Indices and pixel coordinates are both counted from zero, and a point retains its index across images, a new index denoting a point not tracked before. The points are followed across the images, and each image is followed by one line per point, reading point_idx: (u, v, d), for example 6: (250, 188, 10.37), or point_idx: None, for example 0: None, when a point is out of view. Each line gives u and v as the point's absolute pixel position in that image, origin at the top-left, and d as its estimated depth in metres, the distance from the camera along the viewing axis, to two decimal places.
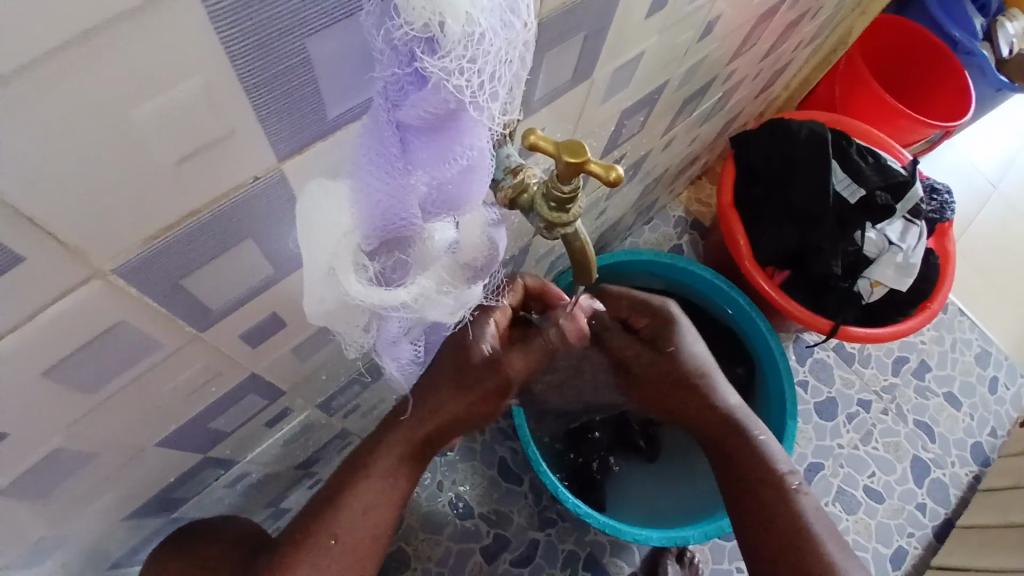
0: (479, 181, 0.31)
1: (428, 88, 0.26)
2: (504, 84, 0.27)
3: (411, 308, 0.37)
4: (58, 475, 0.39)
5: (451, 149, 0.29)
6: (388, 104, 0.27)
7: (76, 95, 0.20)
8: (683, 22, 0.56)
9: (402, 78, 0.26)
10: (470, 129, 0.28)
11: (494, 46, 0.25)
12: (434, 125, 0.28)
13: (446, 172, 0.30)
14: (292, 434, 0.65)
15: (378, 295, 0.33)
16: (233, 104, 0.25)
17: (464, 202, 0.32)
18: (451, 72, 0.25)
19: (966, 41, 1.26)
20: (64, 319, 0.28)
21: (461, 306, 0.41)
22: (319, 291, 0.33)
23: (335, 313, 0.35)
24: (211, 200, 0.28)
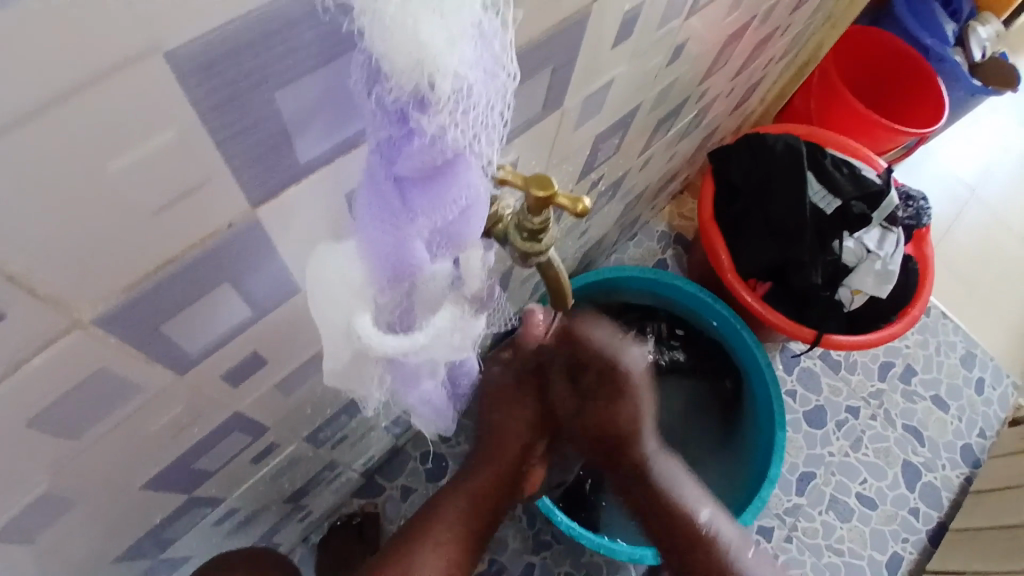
0: (477, 219, 0.32)
1: (423, 143, 0.27)
2: (492, 128, 0.29)
3: (424, 352, 0.38)
4: (42, 522, 0.39)
5: (450, 193, 0.30)
6: (385, 161, 0.28)
7: (51, 156, 0.21)
8: (652, 49, 0.57)
9: (396, 136, 0.27)
10: (465, 173, 0.29)
11: (479, 95, 0.27)
12: (432, 175, 0.29)
13: (447, 215, 0.31)
14: (279, 468, 0.65)
15: (392, 342, 0.35)
16: (206, 155, 0.25)
17: (465, 239, 0.33)
18: (445, 125, 0.26)
19: (938, 47, 1.30)
20: (45, 369, 0.28)
21: (472, 340, 0.42)
22: (333, 342, 0.34)
23: (350, 366, 0.36)
24: (189, 245, 0.29)
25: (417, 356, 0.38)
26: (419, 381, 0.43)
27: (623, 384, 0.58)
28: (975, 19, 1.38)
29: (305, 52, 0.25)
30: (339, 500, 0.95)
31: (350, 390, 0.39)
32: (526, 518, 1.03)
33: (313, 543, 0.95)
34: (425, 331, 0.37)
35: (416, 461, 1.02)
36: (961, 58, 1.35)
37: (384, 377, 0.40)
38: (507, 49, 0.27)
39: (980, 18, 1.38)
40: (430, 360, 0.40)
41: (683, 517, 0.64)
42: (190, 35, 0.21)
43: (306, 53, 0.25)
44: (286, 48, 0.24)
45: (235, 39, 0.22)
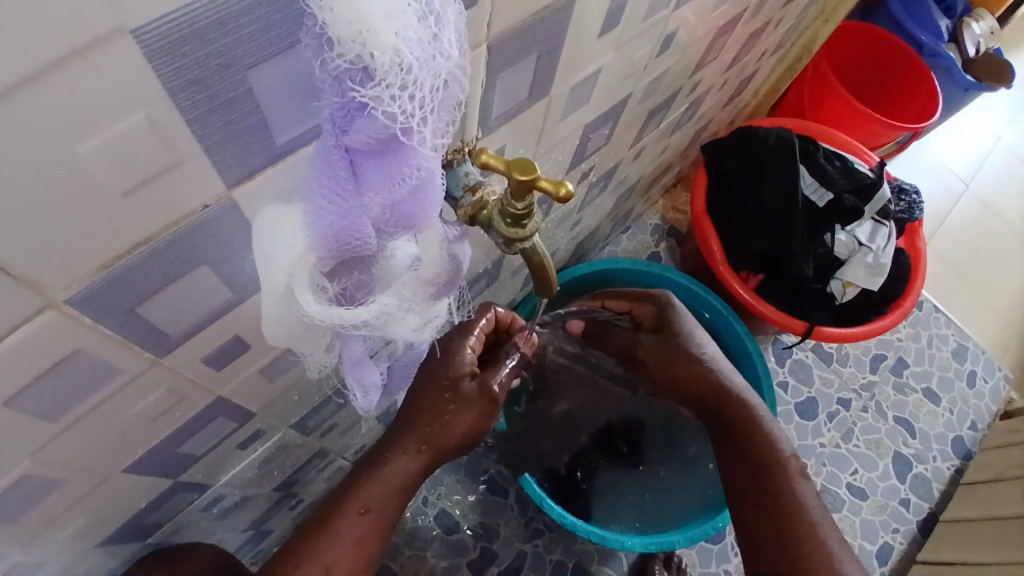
0: (431, 198, 0.32)
1: (369, 115, 0.27)
2: (442, 108, 0.28)
3: (371, 326, 0.37)
4: (24, 504, 0.39)
5: (399, 170, 0.30)
6: (334, 132, 0.28)
7: (21, 134, 0.21)
8: (639, 38, 0.57)
9: (345, 106, 0.27)
10: (414, 150, 0.29)
11: (427, 70, 0.26)
12: (380, 149, 0.29)
13: (396, 193, 0.30)
14: (268, 454, 0.65)
15: (336, 312, 0.34)
16: (179, 138, 0.25)
17: (418, 220, 0.33)
18: (387, 99, 0.26)
19: (932, 43, 1.29)
20: (20, 349, 0.28)
21: (427, 322, 0.42)
22: (276, 316, 0.33)
23: (295, 336, 0.36)
24: (164, 227, 0.29)
25: (367, 331, 0.37)
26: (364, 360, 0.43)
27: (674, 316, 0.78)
28: (969, 14, 1.39)
29: (275, 31, 0.25)
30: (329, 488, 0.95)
31: (301, 355, 0.39)
32: (518, 506, 1.05)
33: None
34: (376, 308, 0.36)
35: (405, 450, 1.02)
36: (954, 54, 1.35)
37: (335, 346, 0.40)
38: (452, 24, 0.27)
39: (975, 13, 1.39)
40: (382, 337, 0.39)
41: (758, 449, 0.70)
42: (157, 15, 0.21)
43: (276, 33, 0.25)
44: (254, 29, 0.24)
45: (202, 21, 0.22)
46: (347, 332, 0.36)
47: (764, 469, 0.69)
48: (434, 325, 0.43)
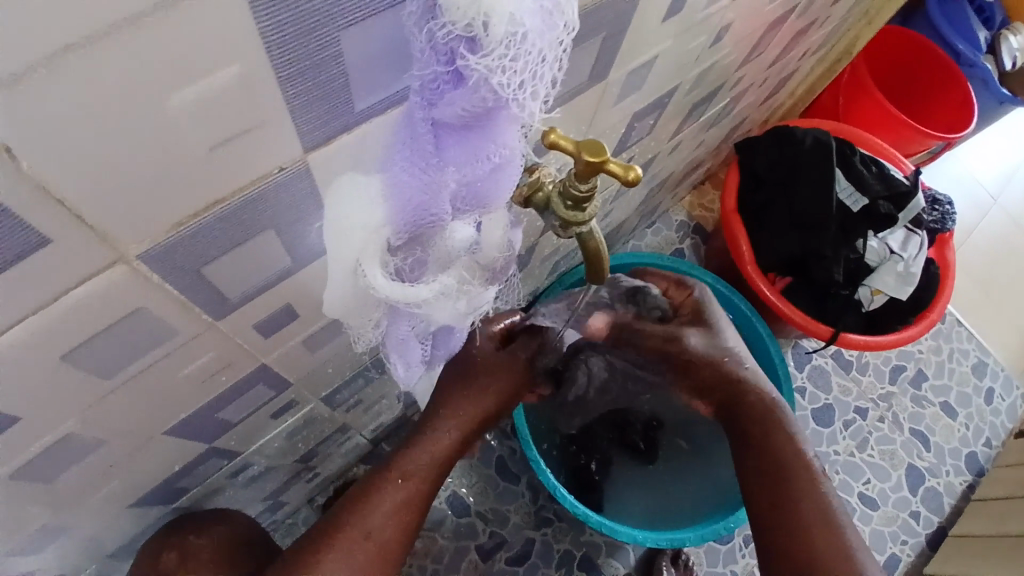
0: (507, 178, 0.32)
1: (466, 88, 0.26)
2: (546, 83, 0.27)
3: (427, 306, 0.37)
4: (66, 461, 0.39)
5: (483, 147, 0.30)
6: (424, 103, 0.28)
7: (112, 79, 0.21)
8: (695, 28, 0.56)
9: (439, 77, 0.27)
10: (503, 126, 0.29)
11: (538, 44, 0.25)
12: (469, 124, 0.28)
13: (476, 169, 0.31)
14: (295, 426, 0.65)
15: (400, 290, 0.34)
16: (267, 96, 0.25)
17: (492, 201, 0.34)
18: (494, 70, 0.25)
19: (969, 53, 1.26)
20: (87, 303, 0.28)
21: (475, 309, 0.42)
22: (339, 284, 0.34)
23: (350, 308, 0.37)
24: (239, 188, 0.28)
25: (420, 311, 0.37)
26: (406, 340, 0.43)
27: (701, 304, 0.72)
28: (1007, 27, 1.32)
29: None
30: (345, 464, 0.95)
31: (348, 328, 0.39)
32: (529, 494, 1.05)
33: (319, 505, 0.97)
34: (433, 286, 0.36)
35: None
36: (990, 66, 1.32)
37: (382, 322, 0.40)
38: None
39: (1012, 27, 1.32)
40: (432, 318, 0.39)
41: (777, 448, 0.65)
42: None
43: None
44: None
45: None
46: (405, 307, 0.36)
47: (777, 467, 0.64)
48: (480, 312, 0.43)
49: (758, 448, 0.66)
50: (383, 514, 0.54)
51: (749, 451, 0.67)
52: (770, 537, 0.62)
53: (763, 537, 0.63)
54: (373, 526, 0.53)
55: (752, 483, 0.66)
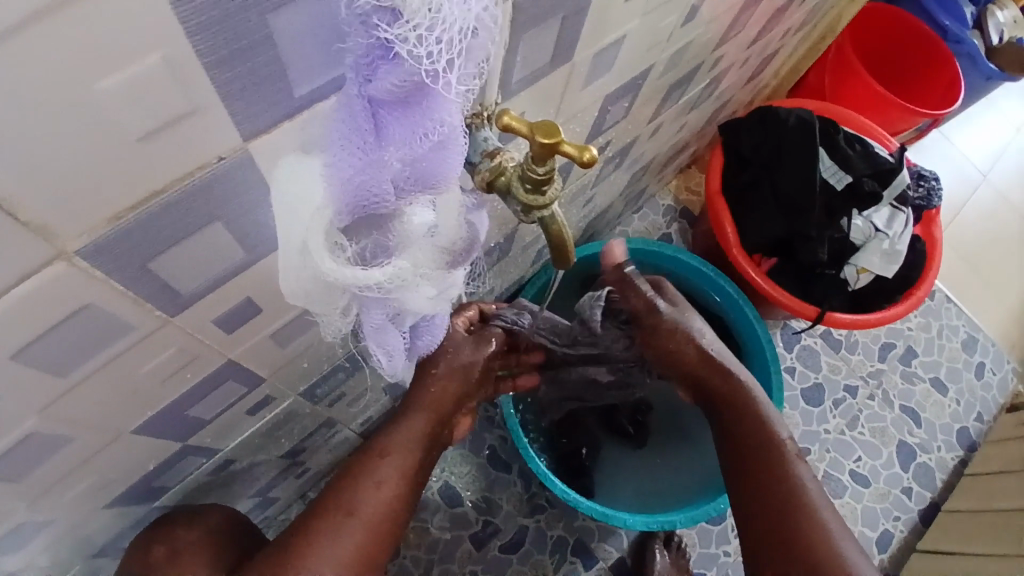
0: (450, 157, 0.31)
1: (396, 61, 0.26)
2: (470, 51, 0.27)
3: (387, 288, 0.35)
4: (33, 460, 0.39)
5: (420, 124, 0.29)
6: (359, 80, 0.27)
7: (34, 71, 0.20)
8: (666, 5, 0.55)
9: (372, 51, 0.26)
10: (438, 102, 0.28)
11: (459, 13, 0.25)
12: (404, 99, 0.28)
13: (416, 148, 0.30)
14: (276, 422, 0.65)
15: (353, 272, 0.33)
16: (197, 81, 0.24)
17: (440, 180, 0.32)
18: (416, 41, 0.25)
19: (957, 29, 1.25)
20: (32, 300, 0.27)
21: (446, 292, 0.40)
22: (291, 266, 0.33)
23: (312, 293, 0.36)
24: (179, 178, 0.28)
25: (381, 294, 0.36)
26: (387, 332, 0.41)
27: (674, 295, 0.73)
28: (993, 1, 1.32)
29: None
30: (335, 458, 0.95)
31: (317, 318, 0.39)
32: (520, 481, 1.05)
33: (310, 499, 0.97)
34: (391, 270, 0.35)
35: None
36: (977, 40, 1.31)
37: (352, 313, 0.39)
38: None
39: (998, 1, 1.32)
40: (397, 305, 0.39)
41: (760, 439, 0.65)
42: None
43: None
44: None
45: None
46: (364, 292, 0.35)
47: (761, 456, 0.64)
48: (451, 297, 0.41)
49: (741, 436, 0.66)
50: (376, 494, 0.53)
51: (733, 439, 0.66)
52: (756, 526, 0.62)
53: (746, 525, 0.63)
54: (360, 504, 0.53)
55: (735, 473, 0.65)
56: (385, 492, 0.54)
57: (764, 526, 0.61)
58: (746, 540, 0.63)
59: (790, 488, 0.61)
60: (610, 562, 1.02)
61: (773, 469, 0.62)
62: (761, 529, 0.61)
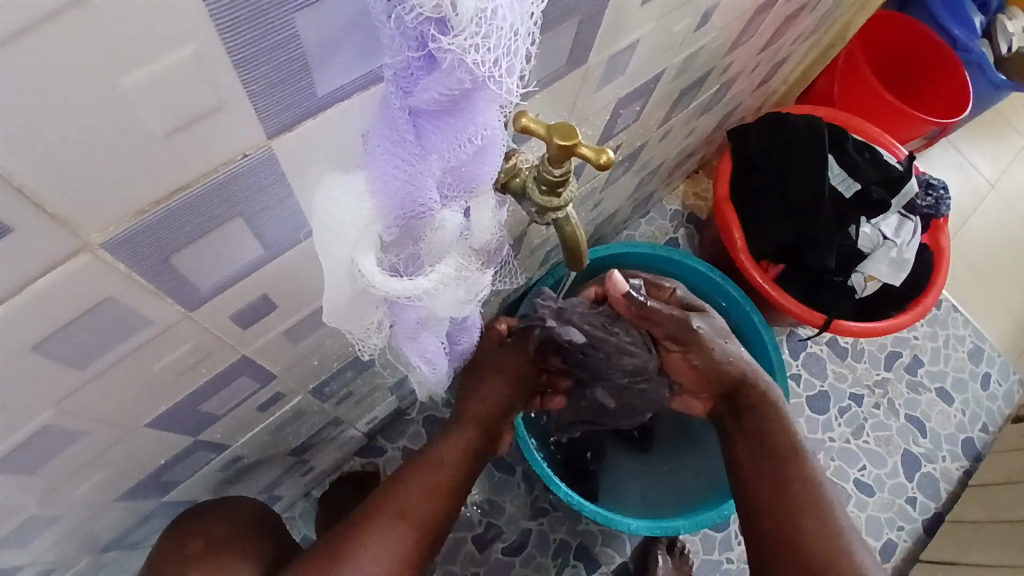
0: (491, 159, 0.32)
1: (440, 71, 0.26)
2: (520, 56, 0.27)
3: (426, 297, 0.37)
4: (47, 452, 0.39)
5: (463, 131, 0.29)
6: (399, 92, 0.28)
7: (66, 64, 0.21)
8: (680, 10, 0.55)
9: (412, 63, 0.26)
10: (482, 108, 0.29)
11: (507, 19, 0.25)
12: (447, 108, 0.28)
13: (460, 154, 0.30)
14: (284, 420, 0.65)
15: (397, 284, 0.34)
16: (223, 76, 0.25)
17: (478, 182, 0.34)
18: (467, 50, 0.25)
19: (966, 38, 1.25)
20: (54, 292, 0.28)
21: (475, 296, 0.40)
22: (337, 283, 0.34)
23: (349, 311, 0.37)
24: (201, 174, 0.28)
25: (420, 303, 0.37)
26: (419, 337, 0.42)
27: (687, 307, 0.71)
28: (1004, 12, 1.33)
29: None
30: (341, 457, 0.95)
31: (351, 335, 0.40)
32: (524, 484, 1.05)
33: (314, 498, 0.97)
34: (431, 278, 0.36)
35: (418, 424, 1.01)
36: (987, 49, 1.31)
37: (386, 326, 0.41)
38: None
39: (1009, 11, 1.32)
40: (432, 311, 0.39)
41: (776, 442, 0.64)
42: None
43: None
44: None
45: None
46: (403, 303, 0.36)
47: (777, 460, 0.63)
48: (481, 299, 0.41)
49: (757, 434, 0.65)
50: (427, 498, 0.56)
51: (747, 437, 0.65)
52: (770, 527, 0.60)
53: (759, 525, 0.61)
54: (408, 506, 0.55)
55: (750, 472, 0.64)
56: (435, 498, 0.56)
57: (774, 529, 0.60)
58: (758, 541, 0.61)
59: (803, 490, 0.60)
60: (613, 567, 1.02)
61: (786, 469, 0.62)
62: (770, 534, 0.60)
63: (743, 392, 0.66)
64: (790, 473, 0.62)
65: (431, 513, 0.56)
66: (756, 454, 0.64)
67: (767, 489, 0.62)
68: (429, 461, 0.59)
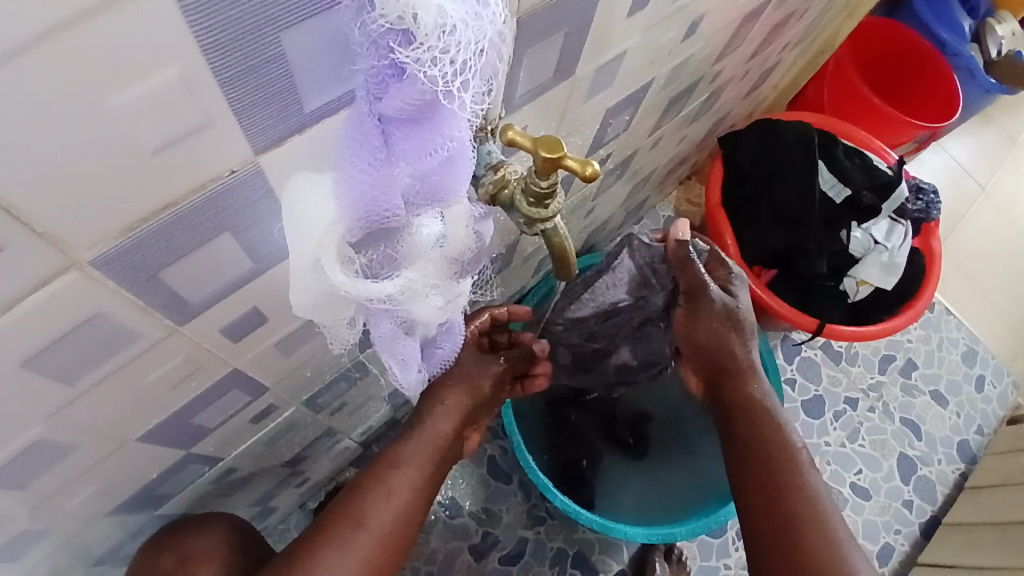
0: (461, 171, 0.32)
1: (405, 80, 0.26)
2: (475, 73, 0.28)
3: (395, 301, 0.37)
4: (39, 466, 0.39)
5: (430, 141, 0.30)
6: (370, 98, 0.28)
7: (54, 88, 0.21)
8: (667, 22, 0.56)
9: (382, 71, 0.27)
10: (448, 120, 0.29)
11: (466, 35, 0.26)
12: (413, 117, 0.28)
13: (427, 163, 0.30)
14: (277, 431, 0.65)
15: (363, 285, 0.35)
16: (213, 96, 0.25)
17: (450, 194, 0.33)
18: (425, 63, 0.25)
19: (954, 42, 1.27)
20: (44, 309, 0.28)
21: (454, 303, 0.41)
22: (301, 281, 0.34)
23: (320, 310, 0.36)
24: (191, 190, 0.28)
25: (390, 307, 0.38)
26: (394, 340, 0.42)
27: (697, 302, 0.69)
28: (992, 16, 1.34)
29: None
30: (336, 467, 0.95)
31: (323, 333, 0.40)
32: (520, 492, 1.05)
33: (309, 509, 0.96)
34: (401, 282, 0.37)
35: None
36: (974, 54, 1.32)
37: (359, 326, 0.41)
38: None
39: (996, 16, 1.34)
40: (406, 315, 0.40)
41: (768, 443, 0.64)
42: None
43: None
44: None
45: None
46: (372, 305, 0.37)
47: (770, 464, 0.63)
48: (458, 308, 0.42)
49: (750, 434, 0.65)
50: (388, 505, 0.54)
51: (740, 439, 0.66)
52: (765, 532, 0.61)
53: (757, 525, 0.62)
54: (369, 513, 0.53)
55: (743, 472, 0.64)
56: (395, 502, 0.54)
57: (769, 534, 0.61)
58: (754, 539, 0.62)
59: (797, 495, 0.61)
60: None
61: (780, 473, 0.62)
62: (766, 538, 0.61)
63: (735, 389, 0.67)
64: (781, 475, 0.62)
65: (390, 519, 0.54)
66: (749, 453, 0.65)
67: (761, 493, 0.62)
68: (390, 463, 0.56)
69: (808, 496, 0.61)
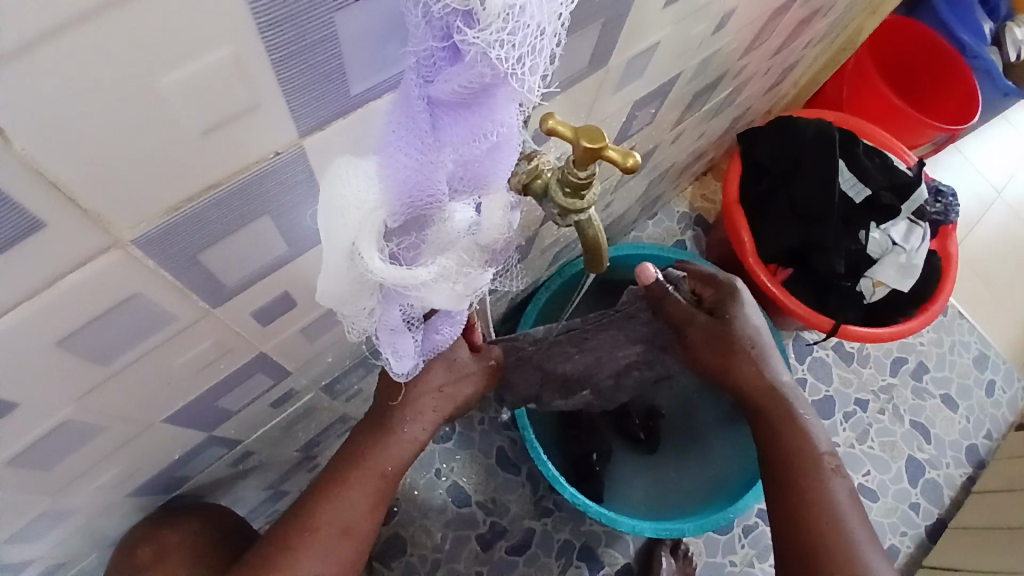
0: (504, 158, 0.32)
1: (462, 63, 0.26)
2: (543, 57, 0.27)
3: (424, 289, 0.36)
4: (66, 447, 0.39)
5: (481, 126, 0.29)
6: (419, 80, 0.28)
7: (101, 65, 0.21)
8: (698, 15, 0.55)
9: (435, 53, 0.27)
10: (501, 104, 0.29)
11: (535, 17, 0.25)
12: (466, 101, 0.28)
13: (474, 149, 0.30)
14: (295, 415, 0.65)
15: (398, 273, 0.33)
16: (262, 75, 0.25)
17: (490, 181, 0.33)
18: (492, 45, 0.25)
19: (973, 44, 1.23)
20: (82, 288, 0.28)
21: (473, 292, 0.39)
22: (335, 266, 0.33)
23: (344, 295, 0.36)
24: (232, 174, 0.28)
25: (416, 293, 0.36)
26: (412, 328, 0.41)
27: (702, 334, 0.65)
28: (1013, 19, 1.32)
29: None
30: None
31: (341, 317, 0.38)
32: (529, 484, 1.04)
33: None
34: (433, 269, 0.35)
35: None
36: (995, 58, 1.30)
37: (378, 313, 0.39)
38: None
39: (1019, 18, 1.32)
40: (426, 304, 0.38)
41: (796, 446, 0.64)
42: None
43: None
44: None
45: None
46: (402, 290, 0.35)
47: (795, 469, 0.63)
48: (479, 296, 0.40)
49: (775, 436, 0.65)
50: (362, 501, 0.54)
51: (765, 439, 0.66)
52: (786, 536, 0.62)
53: (779, 520, 0.63)
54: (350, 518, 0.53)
55: (770, 477, 0.65)
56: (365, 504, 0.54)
57: (790, 537, 0.62)
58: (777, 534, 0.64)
59: (820, 501, 0.61)
60: (615, 568, 1.02)
61: (803, 478, 0.62)
62: (786, 542, 0.62)
63: (753, 392, 0.66)
64: (802, 475, 0.62)
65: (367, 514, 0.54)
66: (776, 459, 0.65)
67: (783, 497, 0.63)
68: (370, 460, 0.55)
69: (834, 504, 0.61)
